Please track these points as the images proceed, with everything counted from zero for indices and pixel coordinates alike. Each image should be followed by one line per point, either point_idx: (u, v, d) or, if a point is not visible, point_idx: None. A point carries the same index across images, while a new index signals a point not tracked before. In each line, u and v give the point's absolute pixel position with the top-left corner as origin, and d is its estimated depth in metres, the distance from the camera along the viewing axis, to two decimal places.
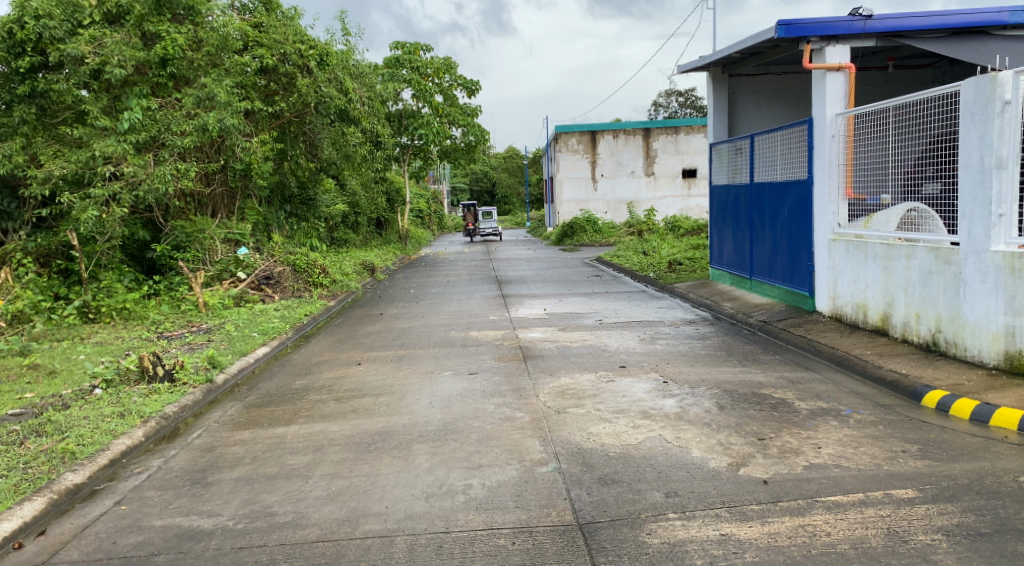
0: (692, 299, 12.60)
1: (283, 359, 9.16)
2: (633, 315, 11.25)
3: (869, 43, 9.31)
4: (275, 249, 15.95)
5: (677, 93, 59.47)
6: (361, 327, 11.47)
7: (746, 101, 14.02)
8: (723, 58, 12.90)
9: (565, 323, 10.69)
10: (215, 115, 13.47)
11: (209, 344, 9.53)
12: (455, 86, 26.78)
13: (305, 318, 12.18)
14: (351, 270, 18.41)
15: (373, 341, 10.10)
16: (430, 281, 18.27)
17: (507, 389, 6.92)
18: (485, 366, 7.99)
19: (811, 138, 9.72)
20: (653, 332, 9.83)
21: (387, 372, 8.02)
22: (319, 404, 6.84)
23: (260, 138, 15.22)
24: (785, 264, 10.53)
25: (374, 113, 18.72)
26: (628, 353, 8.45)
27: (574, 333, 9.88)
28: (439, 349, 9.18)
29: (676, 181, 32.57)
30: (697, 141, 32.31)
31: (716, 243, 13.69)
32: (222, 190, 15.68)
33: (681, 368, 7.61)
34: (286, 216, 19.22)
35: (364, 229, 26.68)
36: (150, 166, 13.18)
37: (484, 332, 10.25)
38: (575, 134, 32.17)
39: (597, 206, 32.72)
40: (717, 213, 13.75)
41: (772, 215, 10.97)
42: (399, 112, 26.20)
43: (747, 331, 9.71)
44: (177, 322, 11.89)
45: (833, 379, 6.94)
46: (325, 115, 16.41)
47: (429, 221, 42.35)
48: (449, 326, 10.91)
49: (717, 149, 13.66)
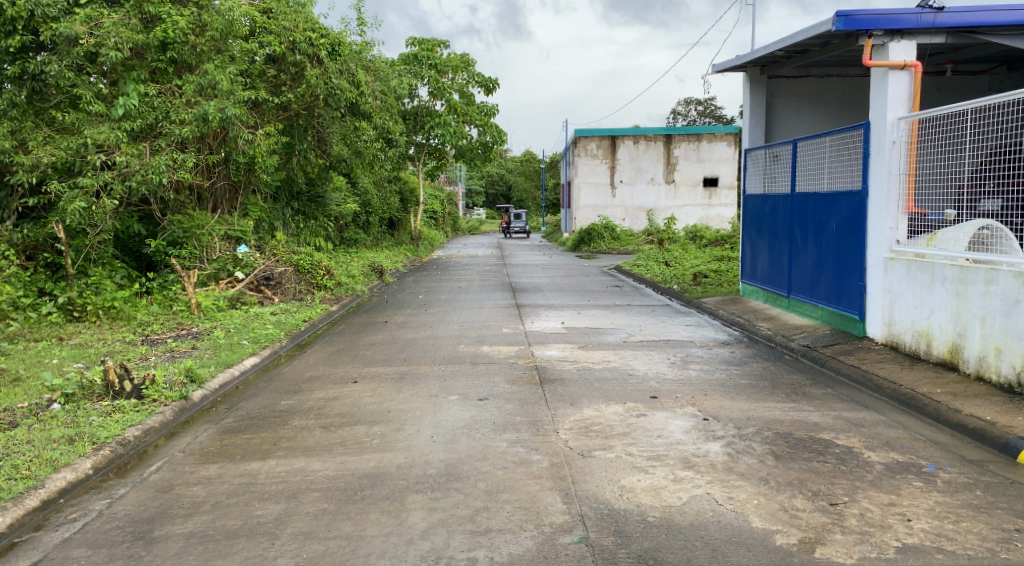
0: (723, 316, 11.61)
1: (274, 373, 8.24)
2: (660, 333, 10.29)
3: (938, 39, 8.37)
4: (277, 248, 15.06)
5: (697, 100, 58.39)
6: (363, 337, 10.53)
7: (786, 105, 13.02)
8: (765, 57, 11.92)
9: (586, 341, 9.71)
10: (216, 104, 12.60)
11: (193, 352, 8.63)
12: (473, 84, 25.86)
13: (303, 325, 11.26)
14: (358, 272, 17.51)
15: (373, 355, 9.15)
16: (440, 286, 17.34)
17: (522, 421, 5.97)
18: (496, 390, 7.03)
19: (867, 144, 8.72)
20: (684, 354, 8.86)
21: (386, 395, 7.07)
22: (306, 432, 5.92)
23: (266, 130, 14.22)
24: (832, 283, 9.52)
25: (388, 108, 17.76)
26: (659, 380, 7.48)
27: (596, 352, 8.91)
28: (445, 367, 8.22)
29: (697, 190, 31.52)
30: (720, 149, 31.24)
31: (749, 256, 12.70)
32: (225, 184, 14.76)
33: (722, 401, 6.63)
34: (292, 214, 18.33)
35: (375, 229, 25.83)
36: (145, 156, 12.39)
37: (496, 348, 9.30)
38: (595, 139, 31.20)
39: (615, 213, 31.71)
40: (752, 224, 12.73)
41: (816, 229, 9.96)
42: (415, 109, 25.32)
43: (789, 357, 8.71)
44: (165, 325, 11.01)
45: (902, 424, 5.94)
46: (336, 108, 15.43)
47: (442, 223, 41.49)
48: (458, 339, 9.97)
49: (754, 155, 12.65)
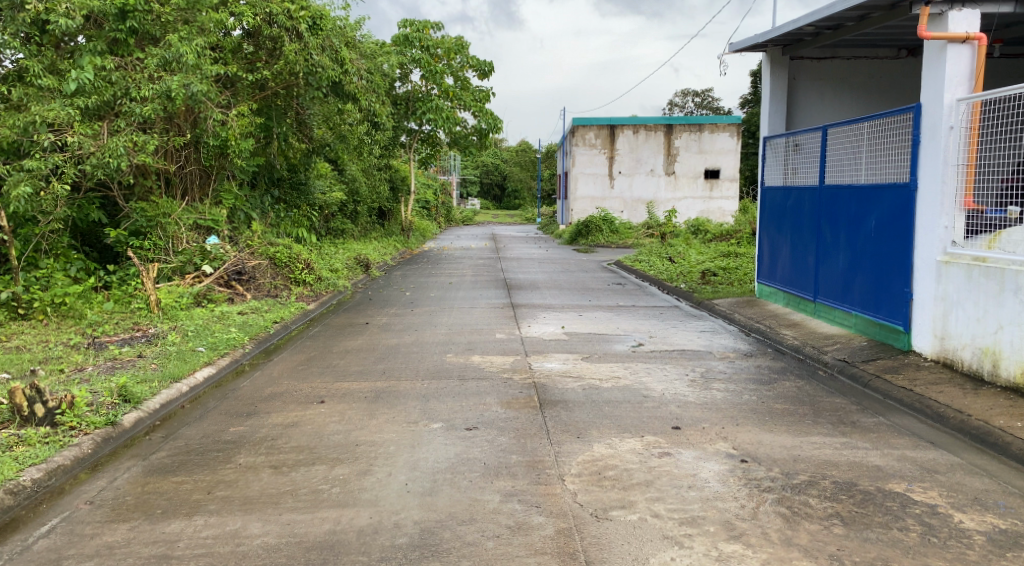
0: (740, 321, 10.50)
1: (229, 389, 7.08)
2: (672, 341, 9.18)
3: (1005, 9, 7.36)
4: (252, 240, 13.88)
5: (695, 92, 57.13)
6: (339, 342, 9.36)
7: (809, 89, 11.88)
8: (789, 34, 10.77)
9: (591, 350, 8.58)
10: (180, 79, 11.39)
11: (138, 362, 7.48)
12: (468, 68, 24.61)
13: (273, 327, 10.08)
14: (341, 266, 16.33)
15: (346, 366, 7.99)
16: (429, 282, 16.16)
17: (518, 464, 4.83)
18: (488, 416, 5.90)
19: (916, 129, 7.60)
20: (703, 369, 7.73)
21: (356, 422, 5.92)
22: (250, 475, 4.79)
23: (238, 111, 12.97)
24: (869, 288, 8.41)
25: (374, 87, 15.95)
26: (680, 404, 6.34)
27: (603, 366, 7.77)
28: (429, 384, 7.07)
29: (698, 182, 30.35)
30: (722, 141, 30.07)
31: (768, 254, 11.59)
32: (196, 169, 13.53)
33: (760, 435, 5.50)
34: (271, 202, 17.11)
35: (364, 219, 24.64)
36: (102, 136, 11.22)
37: (488, 359, 8.13)
38: (593, 128, 30.04)
39: (613, 205, 30.59)
40: (771, 220, 11.61)
41: (849, 226, 8.87)
42: (407, 94, 24.08)
43: (824, 374, 7.60)
44: (119, 325, 9.84)
45: (986, 470, 4.83)
46: (317, 87, 13.83)
47: (435, 214, 40.25)
48: (446, 348, 8.80)
49: (775, 144, 11.52)
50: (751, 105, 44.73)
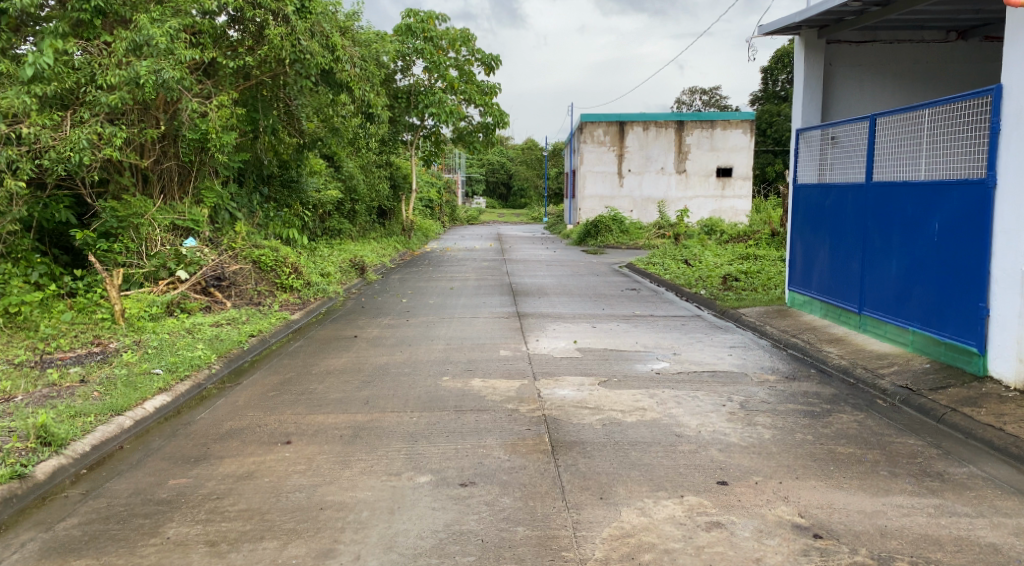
0: (774, 335, 9.36)
1: (181, 424, 5.97)
2: (701, 361, 8.04)
3: None
4: (236, 242, 12.81)
5: (701, 91, 55.91)
6: (321, 360, 8.23)
7: (847, 76, 10.74)
8: (829, 12, 9.62)
9: (609, 372, 7.44)
10: (149, 64, 10.28)
11: (80, 388, 6.39)
12: (473, 61, 23.47)
13: (250, 340, 8.98)
14: (335, 269, 15.25)
15: (326, 392, 6.88)
16: (428, 286, 15.06)
17: (526, 542, 3.80)
18: (488, 466, 4.80)
19: (996, 115, 6.49)
20: (742, 397, 6.60)
21: (325, 471, 4.82)
22: (175, 558, 3.72)
23: (219, 101, 11.86)
24: (929, 300, 7.30)
25: (369, 76, 14.68)
26: (722, 448, 5.21)
27: (624, 394, 6.63)
28: (419, 418, 5.95)
29: (709, 180, 29.18)
30: (735, 138, 28.89)
31: (801, 259, 10.47)
32: (174, 164, 12.42)
33: (830, 495, 4.38)
34: (260, 201, 15.97)
35: (363, 218, 23.53)
36: (64, 128, 10.18)
37: (490, 384, 7.00)
38: (601, 124, 28.86)
39: (622, 204, 29.38)
40: (804, 220, 10.47)
41: (906, 229, 7.75)
42: (408, 88, 22.97)
43: (885, 403, 6.46)
44: (76, 340, 8.76)
45: None
46: (306, 76, 12.70)
47: (438, 213, 39.15)
48: (441, 368, 7.66)
49: (810, 136, 10.40)
50: (761, 102, 43.54)
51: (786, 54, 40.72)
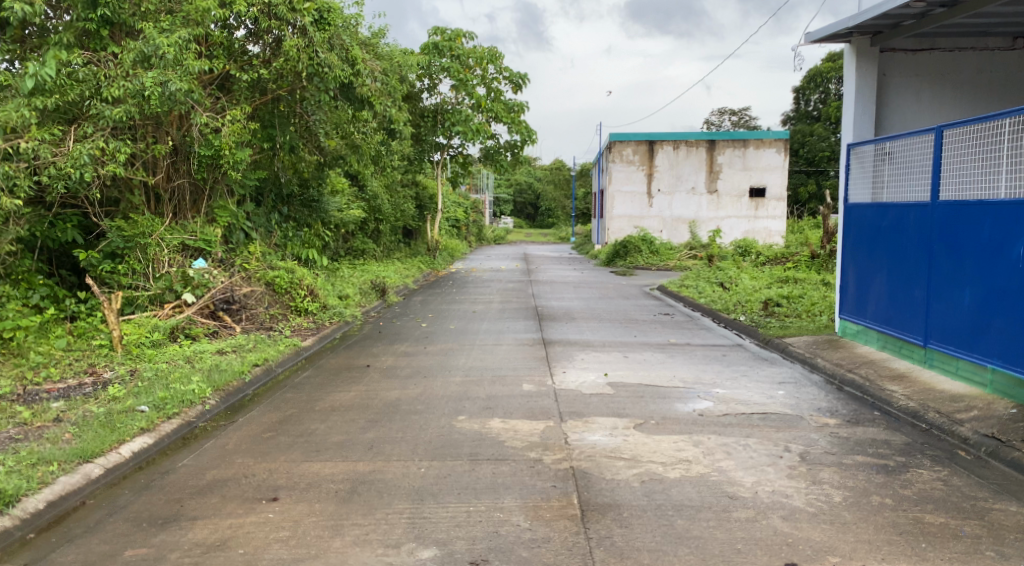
0: (828, 369, 8.47)
1: (158, 473, 5.25)
2: (748, 400, 7.19)
3: None
4: (249, 262, 12.17)
5: (732, 111, 54.94)
6: (326, 395, 7.49)
7: (903, 86, 9.88)
8: (886, 16, 8.80)
9: (645, 413, 6.62)
10: (155, 75, 9.62)
11: (51, 429, 5.71)
12: (501, 78, 22.84)
13: (255, 371, 8.28)
14: (354, 291, 14.59)
15: (327, 433, 6.16)
16: (451, 310, 14.34)
17: None
18: (508, 542, 4.06)
19: None
20: (801, 446, 5.75)
21: (313, 542, 4.09)
22: None
23: (232, 115, 11.27)
24: (1015, 335, 6.43)
25: (391, 91, 14.06)
26: (785, 517, 4.39)
27: (664, 440, 5.82)
28: (429, 470, 5.19)
29: (743, 200, 28.23)
30: (769, 157, 27.96)
31: (854, 285, 9.59)
32: (187, 182, 11.82)
33: None
34: (278, 220, 15.34)
35: (387, 238, 22.92)
36: (66, 143, 9.60)
37: (512, 426, 6.20)
38: (631, 142, 28.10)
39: (652, 224, 28.51)
40: (857, 242, 9.59)
41: (984, 254, 6.89)
42: (434, 107, 22.50)
43: (969, 456, 5.58)
44: (67, 369, 8.12)
45: None
46: (324, 90, 12.09)
47: (464, 232, 38.51)
48: (457, 406, 6.87)
49: (863, 151, 9.55)
50: (794, 121, 42.46)
51: (820, 72, 39.67)
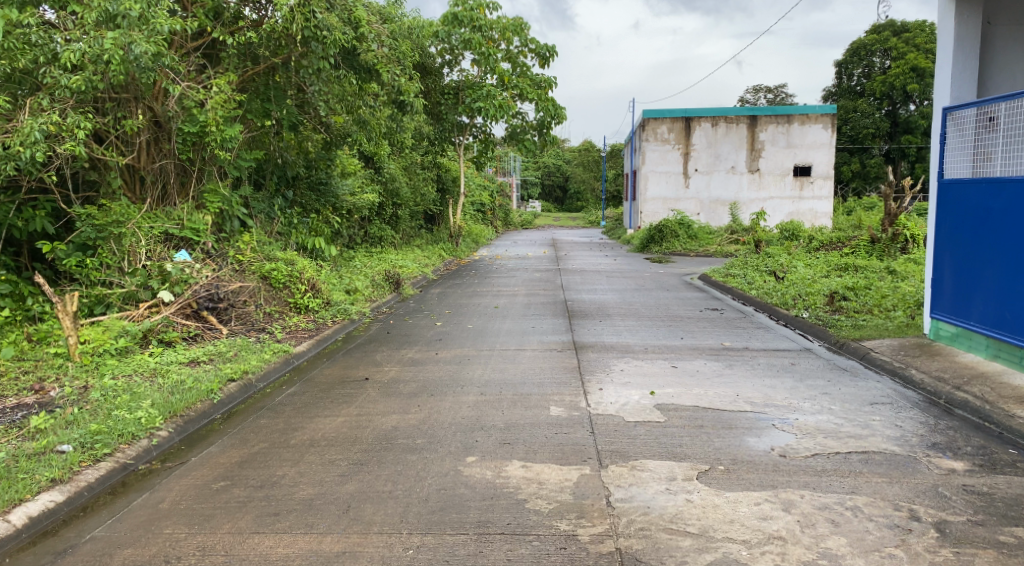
0: (928, 386, 6.86)
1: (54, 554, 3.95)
2: (839, 432, 5.64)
3: None
4: (242, 252, 10.79)
5: (766, 89, 52.49)
6: (308, 422, 6.04)
7: (1009, 38, 8.27)
8: None
9: (710, 453, 5.10)
10: (116, 36, 8.17)
11: None
12: (527, 52, 21.22)
13: (229, 387, 6.85)
14: (364, 284, 13.19)
15: (299, 480, 4.74)
16: (472, 304, 12.91)
17: None
18: None
19: None
20: (929, 512, 4.22)
21: None
22: None
23: (218, 85, 9.87)
24: None
25: (402, 59, 12.56)
26: None
27: (743, 502, 4.31)
28: (422, 555, 3.78)
29: (785, 180, 26.36)
30: (814, 134, 26.03)
31: (948, 280, 7.97)
32: (172, 163, 10.34)
33: None
34: (282, 206, 13.94)
35: (407, 224, 21.49)
36: (19, 117, 8.25)
37: (536, 475, 4.71)
38: (666, 120, 26.38)
39: (688, 206, 26.79)
40: (952, 227, 7.94)
41: None
42: (456, 83, 20.95)
43: None
44: (8, 386, 6.76)
45: None
46: (324, 58, 10.64)
47: (490, 218, 37.02)
48: (467, 441, 5.40)
49: (961, 118, 7.90)
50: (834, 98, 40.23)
51: (864, 45, 37.39)
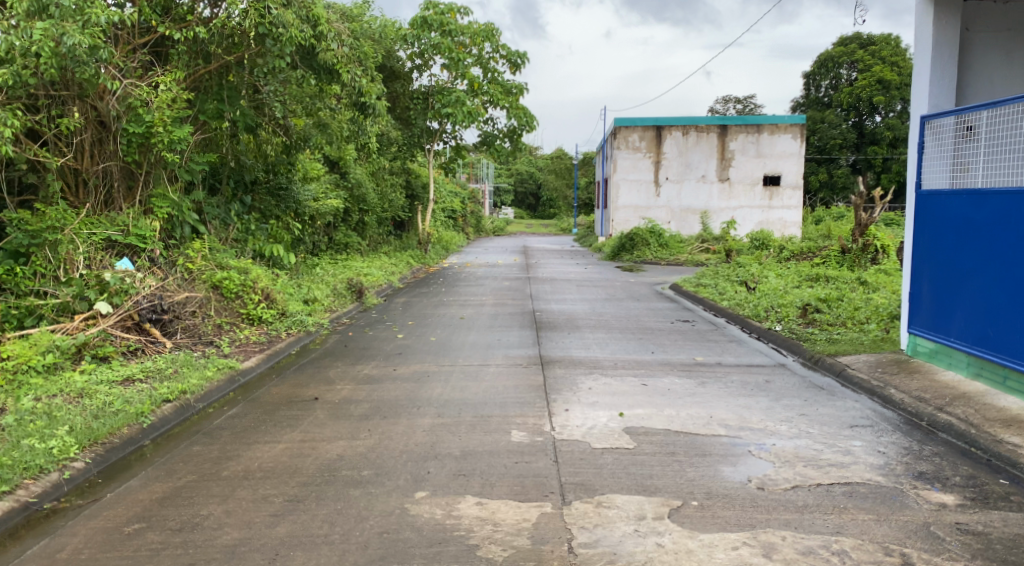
0: (910, 407, 6.51)
1: None
2: (820, 460, 5.24)
3: None
4: (192, 260, 10.21)
5: (734, 98, 52.61)
6: (246, 449, 5.51)
7: (989, 46, 8.01)
8: None
9: (683, 486, 4.67)
10: (47, 26, 7.60)
11: None
12: (498, 58, 20.79)
13: (162, 409, 6.29)
14: (325, 293, 12.68)
15: (226, 521, 4.24)
16: (437, 315, 12.44)
17: None
18: None
19: None
20: (919, 557, 3.88)
21: None
22: None
23: (164, 83, 9.30)
24: None
25: (364, 61, 12.07)
26: None
27: (719, 549, 3.90)
28: None
29: (756, 189, 26.20)
30: (785, 143, 25.91)
31: (927, 295, 7.65)
32: (117, 165, 9.70)
33: None
34: (240, 212, 13.36)
35: (373, 231, 20.96)
36: None
37: (492, 514, 4.26)
38: (638, 128, 26.11)
39: (659, 215, 26.53)
40: (931, 241, 7.63)
41: None
42: (425, 88, 20.47)
43: None
44: None
45: None
46: (281, 58, 10.12)
47: (460, 224, 36.49)
48: (418, 472, 4.93)
49: (941, 127, 7.60)
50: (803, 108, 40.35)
51: (832, 56, 37.53)
